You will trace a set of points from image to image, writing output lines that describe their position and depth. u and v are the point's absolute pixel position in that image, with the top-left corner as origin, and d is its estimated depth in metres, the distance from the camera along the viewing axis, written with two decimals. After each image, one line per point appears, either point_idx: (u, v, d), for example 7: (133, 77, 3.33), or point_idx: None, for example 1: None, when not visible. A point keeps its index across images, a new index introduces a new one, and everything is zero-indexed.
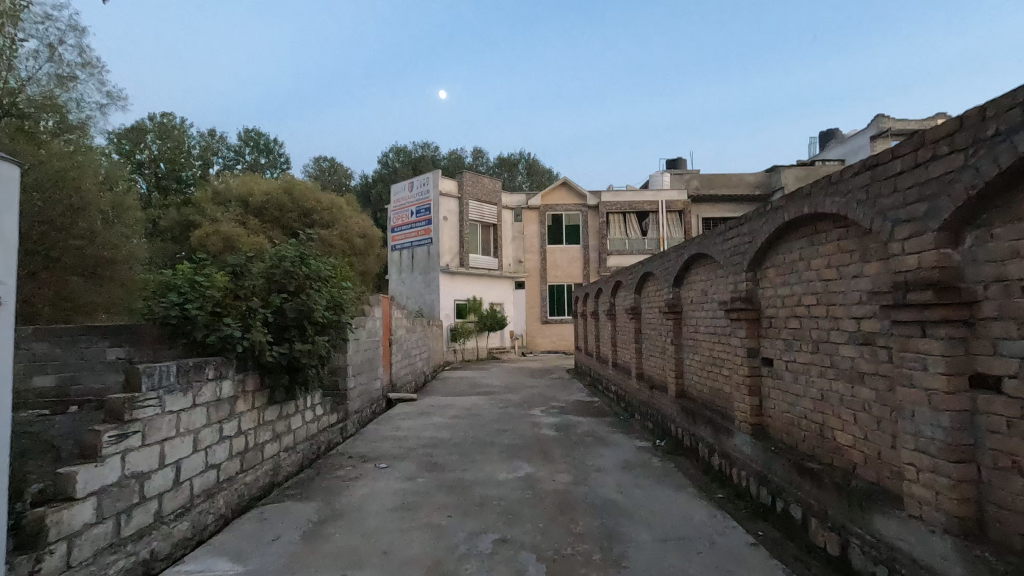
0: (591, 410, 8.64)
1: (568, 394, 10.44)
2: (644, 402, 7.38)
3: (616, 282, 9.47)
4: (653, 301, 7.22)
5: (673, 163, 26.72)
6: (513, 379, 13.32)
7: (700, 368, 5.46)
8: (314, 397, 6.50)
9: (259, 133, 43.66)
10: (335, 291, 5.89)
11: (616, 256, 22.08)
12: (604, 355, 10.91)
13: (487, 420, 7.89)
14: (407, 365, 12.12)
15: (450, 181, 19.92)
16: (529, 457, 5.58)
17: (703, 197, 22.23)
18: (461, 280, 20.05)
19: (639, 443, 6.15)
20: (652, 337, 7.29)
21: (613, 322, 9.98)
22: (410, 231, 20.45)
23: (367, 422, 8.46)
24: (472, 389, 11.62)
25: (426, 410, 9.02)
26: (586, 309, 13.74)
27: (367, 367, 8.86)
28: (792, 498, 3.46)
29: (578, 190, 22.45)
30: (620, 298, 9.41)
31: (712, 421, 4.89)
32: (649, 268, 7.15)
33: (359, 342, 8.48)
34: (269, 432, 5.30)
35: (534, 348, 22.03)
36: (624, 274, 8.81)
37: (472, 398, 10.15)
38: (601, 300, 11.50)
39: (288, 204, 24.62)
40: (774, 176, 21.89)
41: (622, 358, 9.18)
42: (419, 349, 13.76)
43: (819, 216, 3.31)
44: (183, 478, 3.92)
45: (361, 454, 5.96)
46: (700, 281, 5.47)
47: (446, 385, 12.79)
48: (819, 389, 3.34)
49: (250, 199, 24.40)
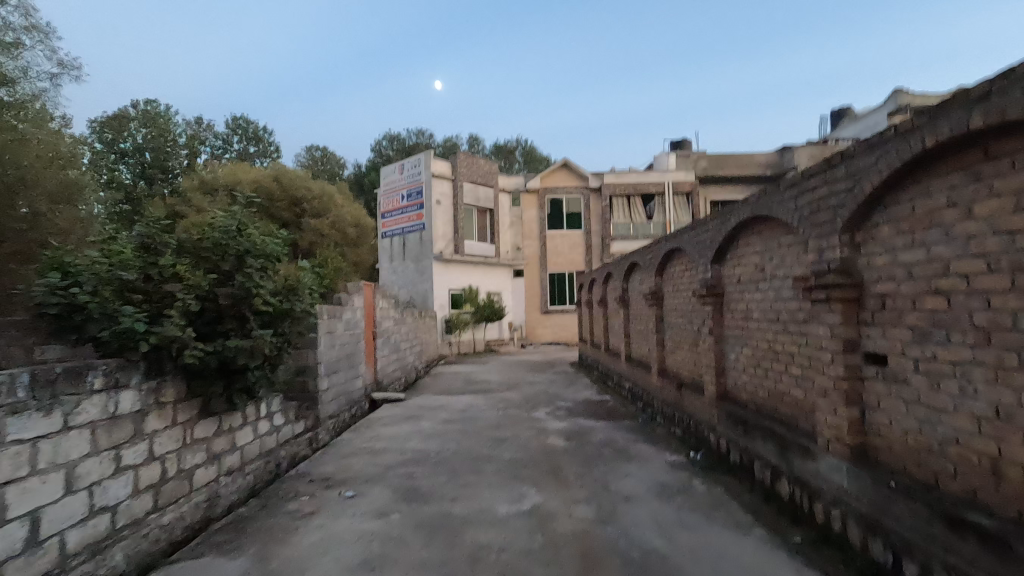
0: (603, 411, 7.49)
1: (576, 391, 9.32)
2: (669, 404, 6.24)
3: (630, 264, 8.27)
4: (681, 284, 6.02)
5: (678, 144, 25.43)
6: (513, 374, 12.17)
7: (754, 366, 4.27)
8: (273, 403, 5.33)
9: (248, 122, 42.23)
10: (287, 274, 4.63)
11: (620, 241, 20.90)
12: (614, 346, 9.77)
13: (483, 425, 6.75)
14: (395, 361, 10.96)
15: (444, 162, 18.65)
16: (535, 479, 4.41)
17: (712, 178, 21.04)
18: (457, 268, 18.84)
19: (670, 457, 5.00)
20: (679, 327, 6.10)
21: (625, 310, 8.80)
22: (401, 216, 19.20)
23: (344, 429, 7.30)
24: (468, 387, 10.45)
25: (413, 413, 7.84)
26: (592, 297, 12.56)
27: (345, 363, 7.68)
28: (938, 563, 2.31)
29: (579, 172, 21.21)
30: (635, 282, 8.22)
31: (778, 435, 3.72)
32: (676, 245, 5.93)
33: (334, 335, 7.31)
34: (202, 454, 4.13)
35: (535, 340, 20.85)
36: (640, 254, 7.61)
37: (467, 398, 8.99)
38: (610, 286, 10.33)
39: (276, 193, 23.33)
40: (787, 154, 20.73)
41: (639, 352, 8.02)
42: (410, 343, 12.59)
43: (994, 133, 2.11)
44: (46, 534, 2.73)
45: (326, 475, 4.78)
46: (753, 254, 4.26)
47: (439, 382, 11.63)
48: (991, 402, 2.16)
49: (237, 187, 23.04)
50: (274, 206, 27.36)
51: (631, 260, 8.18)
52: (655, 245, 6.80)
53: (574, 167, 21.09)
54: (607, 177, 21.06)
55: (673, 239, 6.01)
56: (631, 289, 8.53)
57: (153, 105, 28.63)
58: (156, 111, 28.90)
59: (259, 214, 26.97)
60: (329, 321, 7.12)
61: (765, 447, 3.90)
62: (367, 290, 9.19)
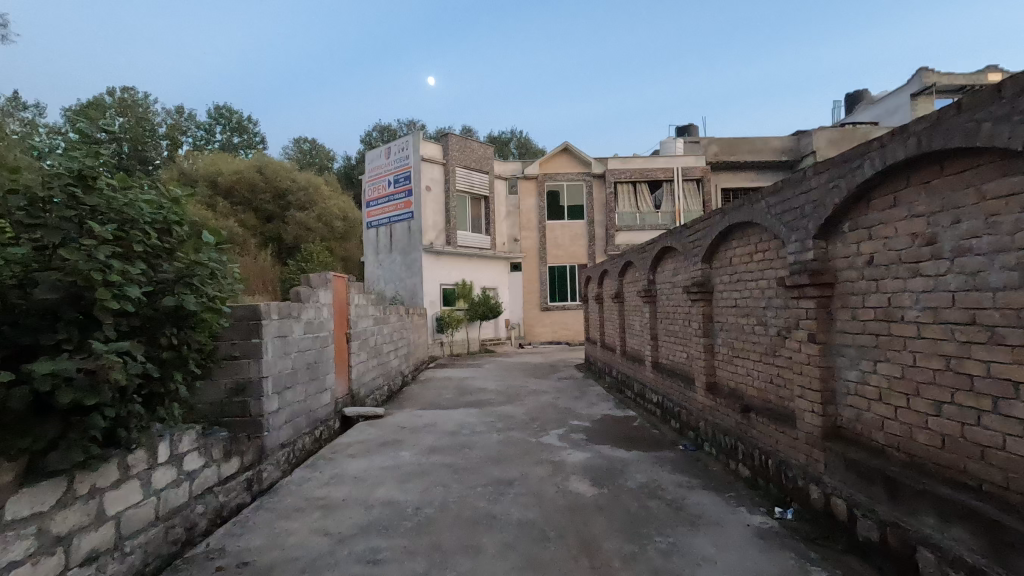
0: (630, 434, 5.96)
1: (590, 404, 7.79)
2: (726, 431, 4.74)
3: (660, 249, 6.71)
4: (747, 273, 4.47)
5: (685, 129, 23.91)
6: (513, 380, 10.61)
7: (905, 395, 2.75)
8: (181, 439, 3.75)
9: (231, 111, 40.34)
10: (176, 251, 2.98)
11: (626, 232, 19.39)
12: (635, 349, 8.26)
13: (481, 457, 5.19)
14: (375, 367, 9.38)
15: (434, 145, 17.02)
16: (563, 570, 2.86)
17: (724, 164, 19.55)
18: (449, 260, 17.24)
19: (753, 518, 3.48)
20: (743, 330, 4.57)
21: (651, 307, 7.26)
22: (387, 204, 17.54)
23: (302, 460, 5.74)
24: (460, 398, 8.87)
25: (391, 436, 6.27)
26: (602, 292, 11.02)
27: (305, 375, 6.10)
28: None
29: (581, 157, 19.63)
30: (666, 271, 6.67)
31: (984, 520, 2.21)
32: (741, 219, 4.38)
33: (289, 341, 5.73)
34: (31, 540, 2.54)
35: (533, 339, 19.30)
36: (676, 236, 6.06)
37: (460, 414, 7.41)
38: (628, 279, 8.78)
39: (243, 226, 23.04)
40: (804, 139, 19.31)
41: (672, 360, 6.51)
42: (394, 346, 11.01)
43: None
44: None
45: (245, 557, 3.19)
46: (904, 219, 2.73)
47: (427, 390, 10.05)
48: None
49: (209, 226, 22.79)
50: (256, 198, 25.65)
51: (661, 245, 6.62)
52: (702, 222, 5.25)
53: (576, 151, 19.52)
54: (612, 162, 19.49)
55: (738, 210, 4.45)
56: (660, 281, 6.98)
57: (127, 91, 26.81)
58: (131, 97, 27.05)
59: (240, 206, 25.26)
60: (281, 323, 5.54)
61: (948, 532, 2.39)
62: (337, 283, 7.56)
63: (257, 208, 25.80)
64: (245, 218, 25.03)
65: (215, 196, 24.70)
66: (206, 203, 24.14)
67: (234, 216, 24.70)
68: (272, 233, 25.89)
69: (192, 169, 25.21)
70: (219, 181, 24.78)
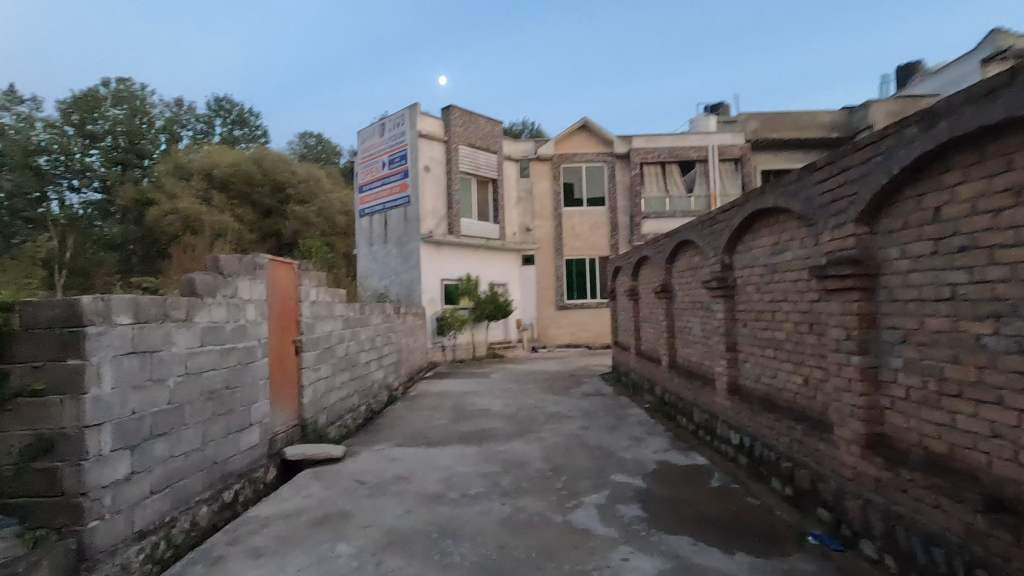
0: (714, 507, 3.71)
1: (636, 440, 5.54)
2: (929, 539, 2.49)
3: (747, 218, 4.46)
4: (999, 230, 2.22)
5: (715, 107, 21.48)
6: (527, 397, 8.42)
7: None
8: None
9: (231, 103, 38.60)
10: None
11: (653, 219, 17.05)
12: (694, 361, 6.02)
13: (475, 567, 2.94)
14: (347, 383, 7.20)
15: (434, 119, 14.84)
16: None
17: (766, 142, 17.16)
18: (452, 252, 15.04)
19: None
20: (985, 348, 2.31)
21: (725, 303, 5.02)
22: (382, 188, 15.39)
23: (185, 549, 3.56)
24: (455, 425, 6.65)
25: (338, 503, 4.07)
26: (636, 286, 8.76)
27: (200, 409, 3.92)
28: None
29: (601, 135, 17.33)
30: (759, 249, 4.41)
31: None
32: (1003, 116, 2.11)
33: (163, 358, 3.54)
34: None
35: (548, 341, 17.07)
36: (785, 189, 3.80)
37: (448, 458, 5.16)
38: (680, 267, 6.53)
39: (229, 227, 21.34)
40: (858, 113, 16.88)
41: (770, 385, 4.30)
42: (377, 355, 8.81)
43: None
44: None
45: None
46: None
47: (416, 412, 7.85)
48: None
49: (197, 222, 21.02)
50: (253, 191, 23.70)
51: (749, 212, 4.38)
52: (858, 154, 3.00)
53: (596, 128, 17.25)
54: (637, 141, 17.18)
55: (987, 102, 2.18)
56: (743, 267, 4.74)
57: (121, 80, 25.02)
58: (125, 88, 25.41)
59: (236, 200, 23.32)
60: (145, 332, 3.37)
61: None
62: (277, 269, 5.37)
63: (254, 202, 23.88)
64: (242, 213, 23.10)
65: (210, 189, 22.78)
66: (201, 196, 22.27)
67: (230, 211, 22.79)
68: (271, 229, 23.93)
69: (188, 161, 23.36)
70: (215, 174, 22.88)
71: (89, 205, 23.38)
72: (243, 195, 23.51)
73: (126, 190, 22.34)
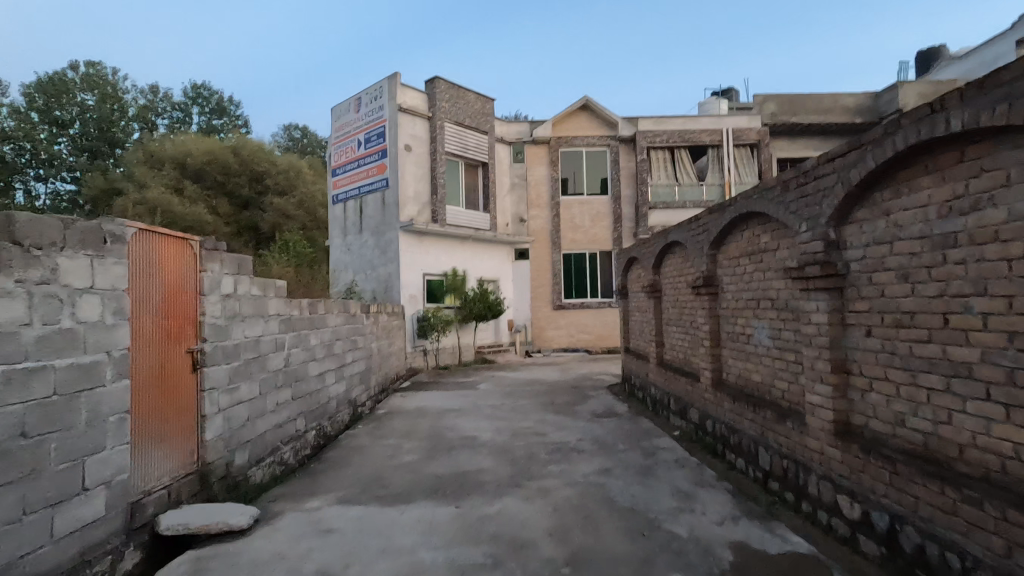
0: None
1: (686, 498, 3.83)
2: None
3: (889, 161, 2.74)
4: None
5: (724, 92, 19.92)
6: (524, 419, 6.71)
7: None
8: None
9: (209, 91, 36.41)
10: None
11: (661, 210, 15.45)
12: (760, 380, 4.31)
13: None
14: (286, 403, 5.44)
15: (417, 92, 13.06)
16: None
17: (786, 126, 15.56)
18: (437, 244, 13.28)
19: None
20: None
21: (826, 299, 3.31)
22: (357, 171, 13.60)
23: None
24: (429, 464, 4.93)
25: None
26: (658, 281, 7.05)
27: None
28: None
29: (603, 116, 15.67)
30: (909, 211, 2.70)
31: None
32: None
33: None
34: None
35: (543, 345, 15.36)
36: (1009, 90, 2.09)
37: (409, 531, 3.42)
38: (730, 251, 4.81)
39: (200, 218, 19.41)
40: (886, 95, 15.34)
41: (933, 435, 2.59)
42: (337, 365, 7.05)
43: None
44: None
45: None
46: None
47: (385, 439, 6.10)
48: None
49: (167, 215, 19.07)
50: (230, 181, 21.69)
51: (897, 148, 2.66)
52: None
53: (598, 108, 15.58)
54: (644, 123, 15.54)
55: None
56: (865, 244, 3.02)
57: (92, 64, 23.05)
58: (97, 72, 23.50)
59: (211, 191, 21.30)
60: None
61: None
62: (152, 244, 3.56)
63: (231, 194, 21.88)
64: (217, 204, 21.11)
65: (182, 179, 20.80)
66: (173, 186, 20.31)
67: (203, 202, 20.78)
68: (247, 222, 21.93)
69: (161, 149, 21.41)
70: (188, 162, 20.88)
71: (58, 196, 21.45)
72: (218, 185, 21.52)
73: (94, 180, 20.44)
